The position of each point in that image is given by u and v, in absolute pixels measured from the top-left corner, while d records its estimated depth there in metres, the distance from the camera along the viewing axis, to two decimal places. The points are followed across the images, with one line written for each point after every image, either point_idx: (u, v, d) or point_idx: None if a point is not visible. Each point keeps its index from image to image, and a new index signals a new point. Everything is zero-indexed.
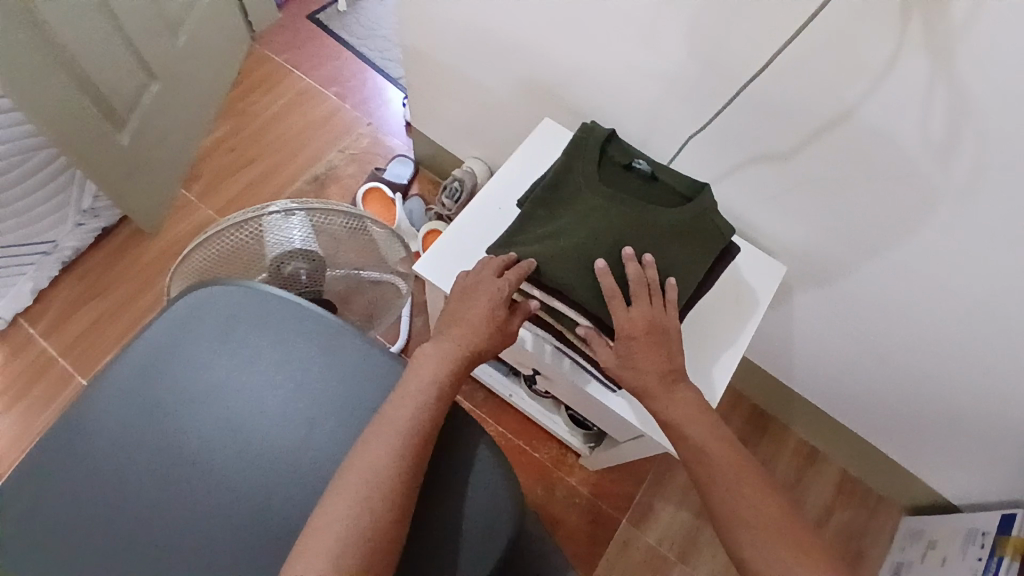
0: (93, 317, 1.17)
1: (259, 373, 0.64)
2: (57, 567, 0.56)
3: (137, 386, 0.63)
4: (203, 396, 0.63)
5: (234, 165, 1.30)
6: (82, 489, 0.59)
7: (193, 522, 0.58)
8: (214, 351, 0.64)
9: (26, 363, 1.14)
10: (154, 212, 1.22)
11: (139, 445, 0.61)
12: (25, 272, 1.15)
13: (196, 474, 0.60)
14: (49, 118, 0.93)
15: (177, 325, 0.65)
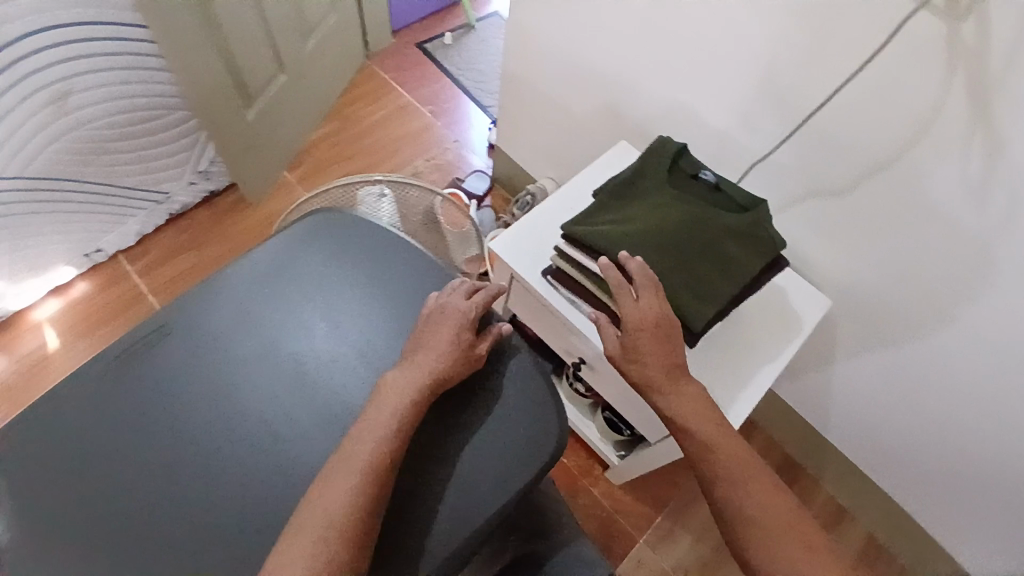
0: (185, 263, 1.32)
1: (352, 296, 0.72)
2: (146, 418, 0.63)
3: (247, 285, 0.71)
4: (301, 304, 0.71)
5: (334, 157, 1.46)
6: (181, 358, 0.66)
7: (271, 405, 0.65)
8: (319, 270, 0.73)
9: (115, 293, 1.28)
10: (258, 186, 1.37)
11: (238, 333, 0.68)
12: (135, 215, 1.29)
13: (281, 367, 0.67)
14: (193, 80, 1.10)
15: (289, 243, 0.74)
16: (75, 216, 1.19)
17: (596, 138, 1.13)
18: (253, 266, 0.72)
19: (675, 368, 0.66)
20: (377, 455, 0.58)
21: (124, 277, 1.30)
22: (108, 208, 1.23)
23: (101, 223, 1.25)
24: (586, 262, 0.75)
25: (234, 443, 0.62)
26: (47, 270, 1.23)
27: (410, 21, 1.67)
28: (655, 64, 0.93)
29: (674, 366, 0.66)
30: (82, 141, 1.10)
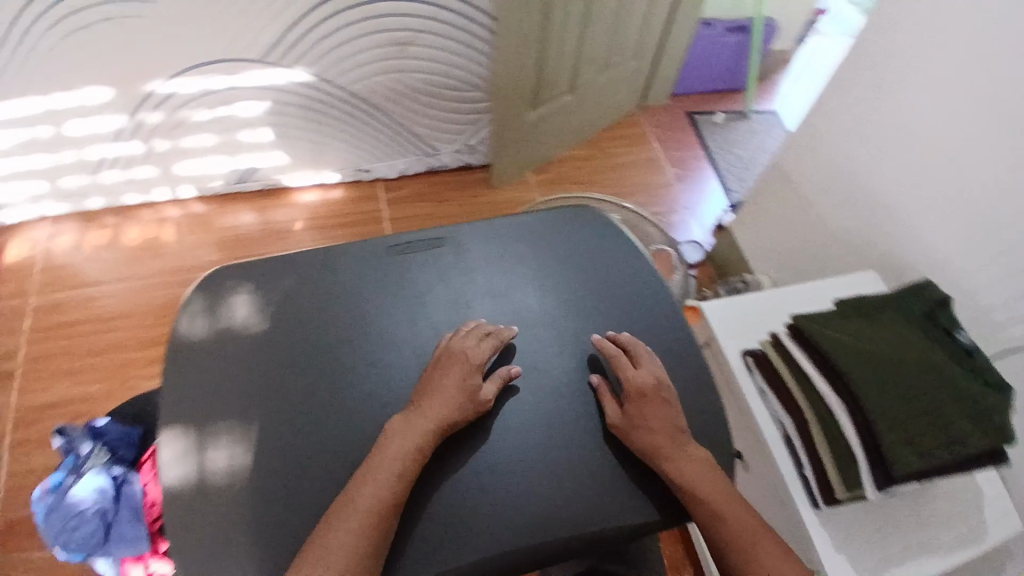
0: (424, 209, 1.51)
1: (582, 276, 0.76)
2: (380, 293, 0.72)
3: (502, 223, 0.78)
4: (538, 261, 0.76)
5: (577, 179, 1.58)
6: (426, 259, 0.75)
7: (475, 335, 0.71)
8: (566, 241, 0.77)
9: (362, 208, 1.50)
10: (506, 176, 1.53)
11: (478, 257, 0.75)
12: (407, 157, 1.51)
13: (498, 308, 0.73)
14: (508, 69, 1.27)
15: (550, 203, 0.80)
16: (367, 137, 1.44)
17: (839, 257, 1.09)
18: (517, 226, 0.81)
19: (679, 439, 0.63)
20: (377, 498, 0.56)
21: (372, 199, 1.52)
22: (391, 142, 1.47)
23: (381, 151, 1.48)
24: (801, 359, 0.77)
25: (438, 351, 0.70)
26: (323, 168, 1.48)
27: (691, 91, 1.77)
28: (945, 208, 0.90)
29: (681, 438, 0.63)
30: (404, 81, 1.34)
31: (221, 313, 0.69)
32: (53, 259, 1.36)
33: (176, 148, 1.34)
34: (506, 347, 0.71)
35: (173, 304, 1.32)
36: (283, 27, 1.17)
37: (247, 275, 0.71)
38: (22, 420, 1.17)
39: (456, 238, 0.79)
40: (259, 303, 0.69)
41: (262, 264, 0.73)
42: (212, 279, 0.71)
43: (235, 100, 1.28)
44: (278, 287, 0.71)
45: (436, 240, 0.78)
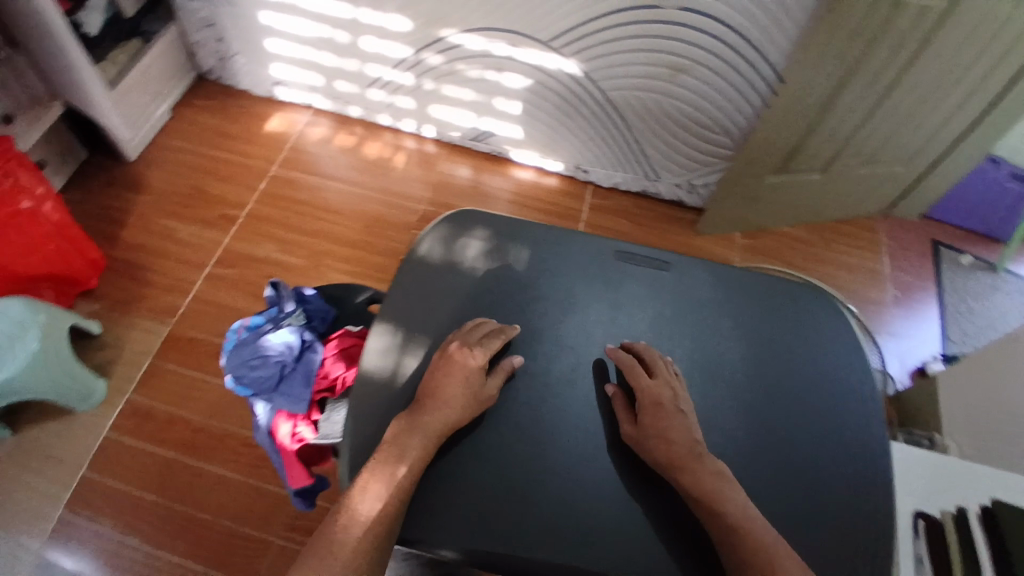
0: (619, 225, 1.48)
1: (789, 364, 0.71)
2: (592, 295, 0.74)
3: (726, 286, 0.76)
4: (749, 335, 0.73)
5: (785, 258, 1.50)
6: (645, 287, 0.75)
7: (664, 366, 0.70)
8: (784, 328, 0.74)
9: (564, 201, 1.52)
10: (715, 226, 1.48)
11: (690, 309, 0.75)
12: (628, 173, 1.49)
13: (694, 355, 0.72)
14: (773, 117, 1.22)
15: (779, 288, 0.77)
16: (601, 142, 1.45)
17: None
18: (744, 280, 0.77)
19: (694, 452, 0.59)
20: (383, 496, 0.56)
21: (578, 198, 1.52)
22: (621, 155, 1.46)
23: (606, 160, 1.48)
24: (975, 531, 0.72)
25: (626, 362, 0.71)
26: (549, 155, 1.52)
27: (946, 220, 1.59)
28: None
29: (696, 452, 0.59)
30: (661, 104, 1.33)
31: (458, 247, 0.75)
32: (304, 144, 1.52)
33: (438, 91, 1.45)
34: (625, 367, 0.70)
35: (379, 219, 1.44)
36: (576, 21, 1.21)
37: (486, 222, 0.77)
38: (231, 260, 1.34)
39: (681, 267, 0.77)
40: (491, 249, 0.75)
41: (505, 219, 0.78)
42: (459, 216, 0.78)
43: (506, 68, 1.35)
44: (510, 245, 0.76)
45: (660, 262, 0.78)
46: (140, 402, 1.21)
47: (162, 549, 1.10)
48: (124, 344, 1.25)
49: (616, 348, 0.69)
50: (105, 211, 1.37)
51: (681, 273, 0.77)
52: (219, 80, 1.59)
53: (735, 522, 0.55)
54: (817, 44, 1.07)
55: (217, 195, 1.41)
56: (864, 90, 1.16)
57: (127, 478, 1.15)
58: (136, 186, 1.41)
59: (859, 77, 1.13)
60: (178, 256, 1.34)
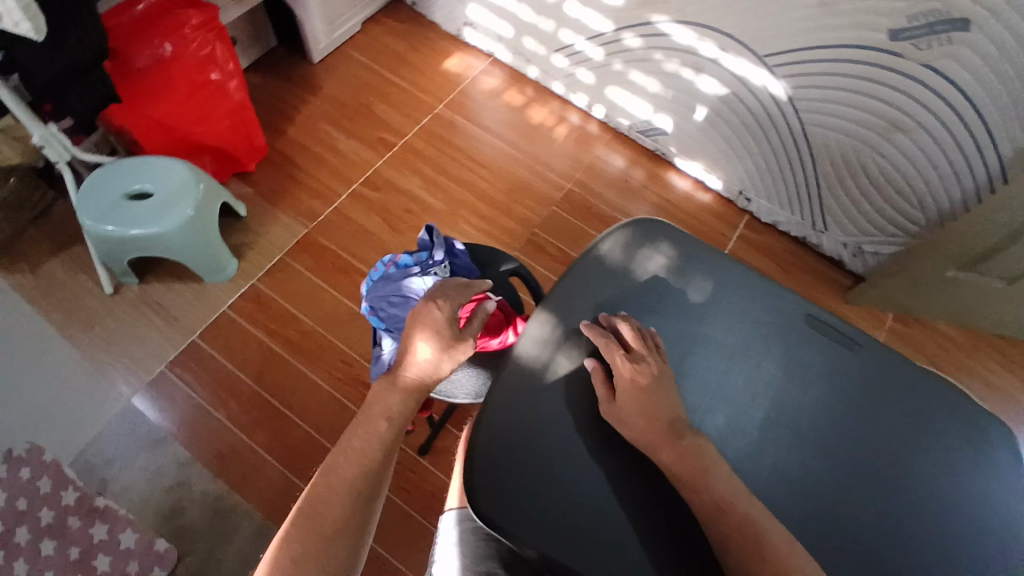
0: (765, 266, 1.38)
1: (962, 504, 0.62)
2: (763, 351, 0.68)
3: (921, 397, 0.65)
4: (928, 456, 0.63)
5: (936, 358, 1.32)
6: (827, 362, 0.67)
7: (818, 452, 0.63)
8: (970, 465, 0.63)
9: (714, 221, 1.43)
10: (867, 298, 1.34)
11: (870, 404, 0.65)
12: (792, 215, 1.38)
13: (854, 453, 0.63)
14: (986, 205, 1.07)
15: (984, 423, 0.65)
16: (774, 174, 1.34)
17: None
18: (946, 393, 0.66)
19: (674, 431, 0.59)
20: (367, 456, 0.60)
21: (730, 225, 1.43)
22: (791, 194, 1.34)
23: (774, 194, 1.37)
24: None
25: (776, 434, 0.64)
26: (713, 171, 1.43)
27: None
28: None
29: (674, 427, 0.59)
30: (859, 155, 1.20)
31: (638, 255, 0.71)
32: (475, 90, 1.52)
33: (623, 75, 1.38)
34: (774, 438, 0.64)
35: (522, 185, 1.41)
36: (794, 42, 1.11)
37: (672, 237, 0.72)
38: (377, 184, 1.36)
39: (876, 356, 0.67)
40: (673, 269, 0.71)
41: (697, 242, 0.72)
42: (647, 223, 0.73)
43: (706, 70, 1.25)
44: (691, 269, 0.71)
45: (851, 340, 0.68)
46: (262, 290, 1.24)
47: (242, 432, 1.12)
48: (261, 232, 1.28)
49: (589, 325, 0.66)
50: (279, 102, 1.43)
51: (871, 360, 0.67)
52: (414, 7, 1.60)
53: (721, 503, 0.55)
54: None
55: (382, 118, 1.44)
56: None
57: (227, 355, 1.17)
58: (313, 87, 1.46)
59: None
60: (330, 164, 1.37)
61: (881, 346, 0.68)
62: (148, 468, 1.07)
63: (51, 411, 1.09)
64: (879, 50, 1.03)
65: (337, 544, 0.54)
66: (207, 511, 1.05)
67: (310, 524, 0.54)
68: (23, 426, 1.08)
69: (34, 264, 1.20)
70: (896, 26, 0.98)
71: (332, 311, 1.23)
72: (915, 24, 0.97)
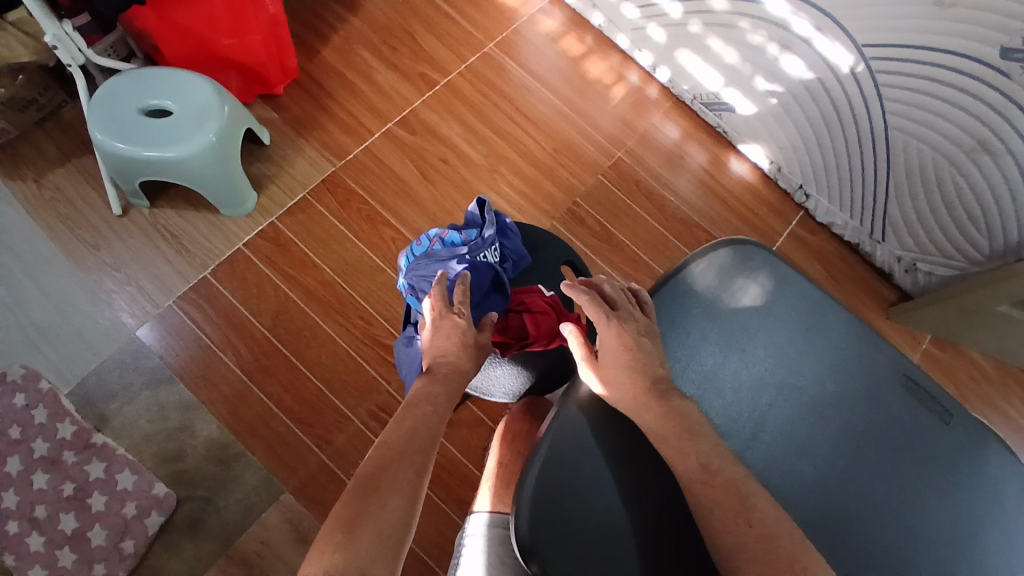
0: (812, 269, 1.32)
1: None
2: (847, 409, 0.62)
3: (1000, 478, 0.60)
4: (1002, 547, 0.58)
5: (968, 388, 1.27)
6: (913, 429, 0.61)
7: (890, 529, 0.57)
8: None
9: (766, 214, 1.35)
10: (909, 317, 1.28)
11: (951, 481, 0.60)
12: (850, 218, 1.30)
13: (927, 534, 0.58)
14: None
15: None
16: (840, 173, 1.24)
17: None
18: None
19: (659, 390, 0.57)
20: (414, 433, 0.61)
21: (782, 220, 1.35)
22: (853, 195, 1.26)
23: (836, 193, 1.28)
24: None
25: (847, 502, 0.58)
26: (775, 159, 1.33)
27: None
28: None
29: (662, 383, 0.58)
30: (940, 167, 1.10)
31: (733, 284, 0.64)
32: (530, 30, 1.37)
33: (699, 39, 1.25)
34: (845, 507, 0.58)
35: (569, 146, 1.30)
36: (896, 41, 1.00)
37: (769, 266, 0.65)
38: (415, 126, 1.25)
39: (966, 430, 0.62)
40: (769, 303, 0.64)
41: (796, 277, 0.66)
42: (745, 248, 0.65)
43: (795, 49, 1.12)
44: (787, 306, 0.64)
45: (944, 411, 0.62)
46: (282, 230, 1.15)
47: (251, 380, 1.06)
48: (285, 165, 1.19)
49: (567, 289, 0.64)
50: (316, 18, 1.29)
51: (961, 435, 0.62)
52: None
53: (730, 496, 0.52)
54: None
55: (427, 52, 1.30)
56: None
57: (240, 295, 1.10)
58: (353, 5, 1.31)
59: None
60: (365, 97, 1.25)
61: (974, 418, 0.62)
62: (150, 406, 1.02)
63: (50, 333, 1.03)
64: (987, 65, 0.94)
65: (390, 507, 0.54)
66: (209, 458, 1.01)
67: (370, 488, 0.55)
68: (19, 346, 1.01)
69: (38, 171, 1.10)
70: (1011, 43, 0.89)
71: (355, 261, 1.15)
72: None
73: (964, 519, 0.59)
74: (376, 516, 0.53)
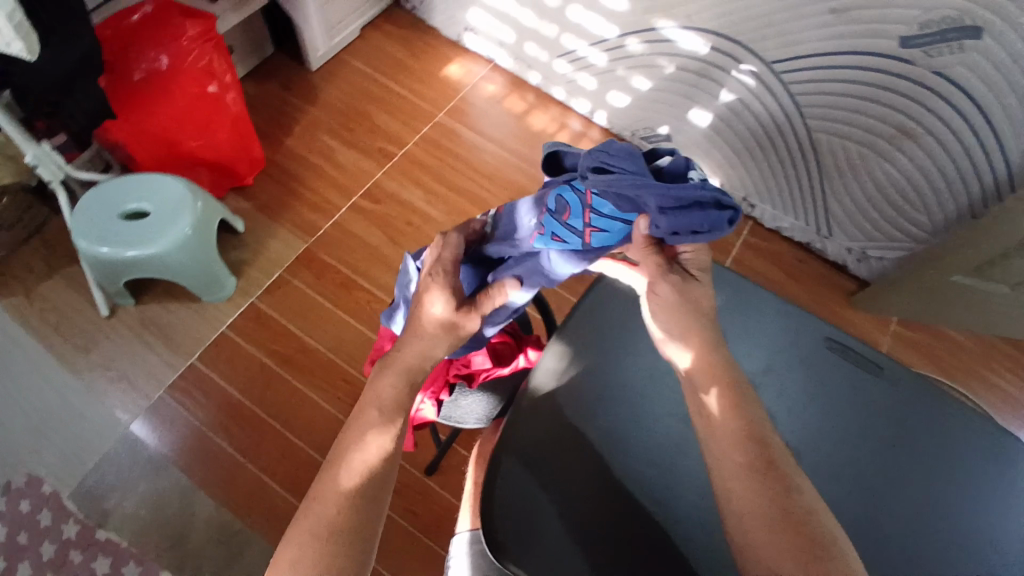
0: (772, 274, 1.40)
1: (985, 518, 0.64)
2: (787, 376, 0.71)
3: (937, 411, 0.69)
4: (948, 472, 0.66)
5: (941, 364, 1.34)
6: (848, 385, 0.70)
7: (840, 473, 0.66)
8: (990, 483, 0.66)
9: None
10: (872, 304, 1.35)
11: (891, 425, 0.68)
12: (797, 220, 1.38)
13: (873, 472, 0.66)
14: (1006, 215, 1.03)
15: (1006, 441, 0.67)
16: (778, 179, 1.33)
17: None
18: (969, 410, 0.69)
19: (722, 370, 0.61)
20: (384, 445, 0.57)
21: (734, 232, 1.43)
22: (795, 199, 1.34)
23: (778, 199, 1.37)
24: None
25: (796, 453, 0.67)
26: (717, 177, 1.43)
27: None
28: None
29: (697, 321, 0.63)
30: (867, 160, 1.19)
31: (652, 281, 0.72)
32: (475, 96, 1.49)
33: (626, 80, 1.40)
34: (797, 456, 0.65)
35: (524, 193, 1.40)
36: (807, 48, 1.09)
37: None
38: (379, 196, 1.34)
39: (898, 376, 0.70)
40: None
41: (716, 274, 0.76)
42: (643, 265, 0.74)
43: (711, 76, 1.24)
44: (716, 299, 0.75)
45: (873, 363, 0.71)
46: (262, 308, 1.21)
47: (245, 457, 1.08)
48: (260, 249, 1.26)
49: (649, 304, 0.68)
50: (276, 113, 1.41)
51: (896, 382, 0.70)
52: (414, 11, 1.55)
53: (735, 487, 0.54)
54: None
55: (382, 129, 1.41)
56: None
57: (227, 376, 1.14)
58: (309, 96, 1.43)
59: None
60: (329, 176, 1.35)
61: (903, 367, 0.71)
62: (149, 496, 1.04)
63: (47, 438, 1.06)
64: (891, 59, 1.02)
65: (347, 534, 0.52)
66: (210, 540, 1.02)
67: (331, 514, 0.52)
68: (19, 456, 1.04)
69: (28, 287, 1.16)
70: (908, 32, 0.98)
71: (333, 328, 1.20)
72: (930, 31, 0.96)
73: (912, 461, 0.66)
74: (324, 551, 0.50)
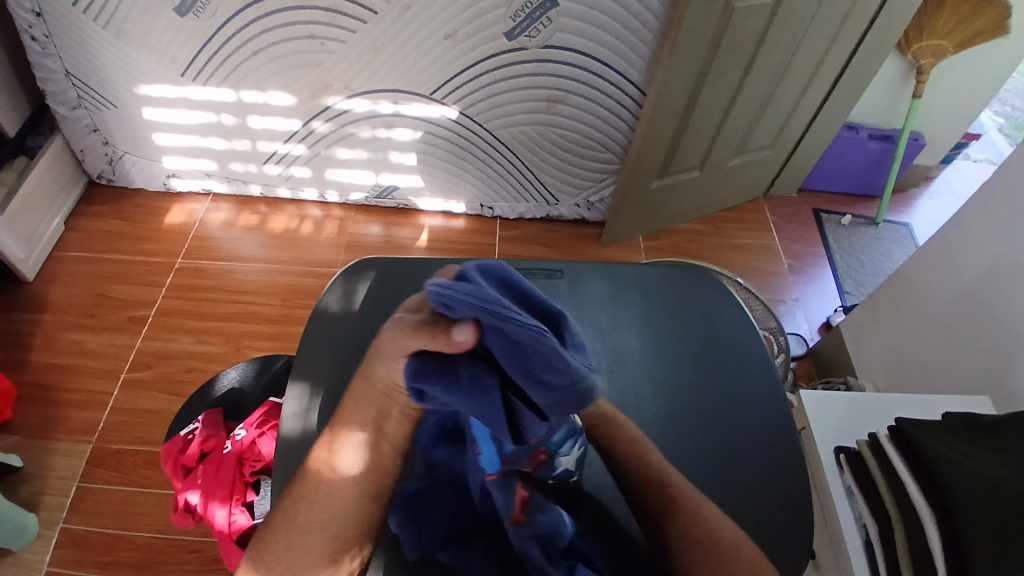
0: (534, 251, 1.62)
1: (675, 324, 0.83)
2: None
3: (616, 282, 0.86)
4: None
5: (685, 251, 1.64)
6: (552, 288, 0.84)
7: None
8: (666, 302, 0.85)
9: (478, 241, 1.63)
10: (615, 236, 1.61)
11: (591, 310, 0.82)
12: (529, 202, 1.64)
13: None
14: (654, 118, 1.32)
15: (668, 274, 0.88)
16: (496, 178, 1.58)
17: (963, 379, 1.05)
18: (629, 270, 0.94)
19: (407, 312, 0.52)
20: (338, 519, 0.54)
21: (489, 234, 1.65)
22: (518, 187, 1.60)
23: (507, 196, 1.62)
24: (902, 469, 0.75)
25: None
26: (451, 198, 1.64)
27: (821, 189, 1.83)
28: None
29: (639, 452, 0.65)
30: (545, 133, 1.47)
31: (356, 296, 0.78)
32: (207, 229, 1.57)
33: (332, 156, 1.54)
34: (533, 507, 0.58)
35: (295, 289, 1.47)
36: (452, 70, 1.34)
37: (380, 265, 0.82)
38: (147, 362, 1.33)
39: (574, 273, 0.86)
40: (390, 290, 0.79)
41: (401, 260, 0.83)
42: (355, 267, 0.81)
43: (395, 123, 1.46)
44: (415, 272, 0.81)
45: (555, 271, 0.86)
46: (75, 529, 1.12)
47: None
48: (45, 472, 1.18)
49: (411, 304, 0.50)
50: (11, 339, 1.34)
51: (574, 272, 0.86)
52: (111, 183, 1.63)
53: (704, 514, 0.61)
54: (676, 38, 1.18)
55: (128, 299, 1.43)
56: (725, 69, 1.31)
57: None
58: (39, 305, 1.40)
59: (717, 65, 1.29)
60: (92, 368, 1.32)
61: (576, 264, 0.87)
62: None
63: None
64: (509, 50, 1.29)
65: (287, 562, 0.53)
66: None
67: (286, 544, 0.54)
68: None
69: None
70: (508, 28, 1.25)
71: (157, 509, 1.15)
72: (520, 20, 1.24)
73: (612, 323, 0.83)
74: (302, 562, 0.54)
